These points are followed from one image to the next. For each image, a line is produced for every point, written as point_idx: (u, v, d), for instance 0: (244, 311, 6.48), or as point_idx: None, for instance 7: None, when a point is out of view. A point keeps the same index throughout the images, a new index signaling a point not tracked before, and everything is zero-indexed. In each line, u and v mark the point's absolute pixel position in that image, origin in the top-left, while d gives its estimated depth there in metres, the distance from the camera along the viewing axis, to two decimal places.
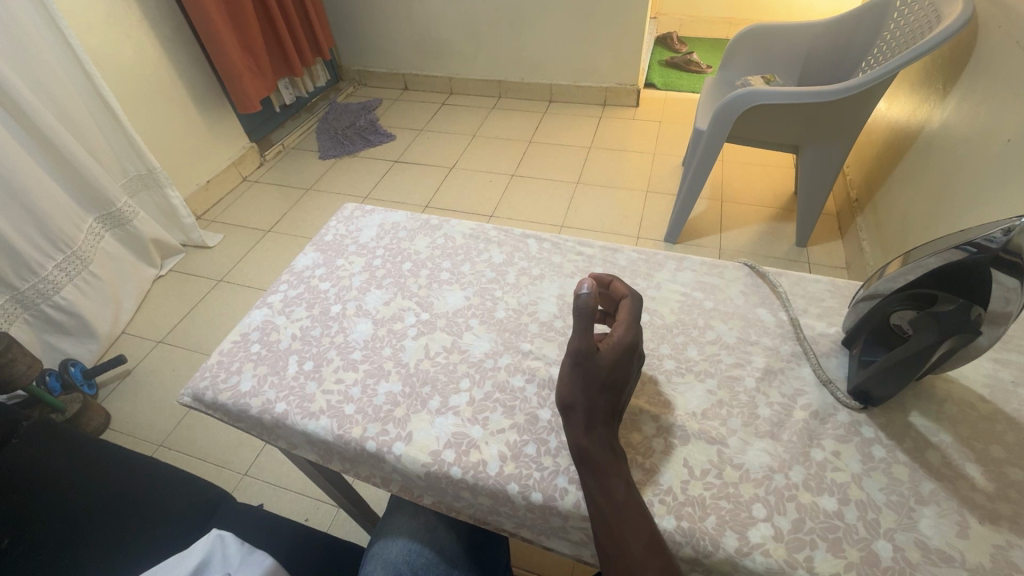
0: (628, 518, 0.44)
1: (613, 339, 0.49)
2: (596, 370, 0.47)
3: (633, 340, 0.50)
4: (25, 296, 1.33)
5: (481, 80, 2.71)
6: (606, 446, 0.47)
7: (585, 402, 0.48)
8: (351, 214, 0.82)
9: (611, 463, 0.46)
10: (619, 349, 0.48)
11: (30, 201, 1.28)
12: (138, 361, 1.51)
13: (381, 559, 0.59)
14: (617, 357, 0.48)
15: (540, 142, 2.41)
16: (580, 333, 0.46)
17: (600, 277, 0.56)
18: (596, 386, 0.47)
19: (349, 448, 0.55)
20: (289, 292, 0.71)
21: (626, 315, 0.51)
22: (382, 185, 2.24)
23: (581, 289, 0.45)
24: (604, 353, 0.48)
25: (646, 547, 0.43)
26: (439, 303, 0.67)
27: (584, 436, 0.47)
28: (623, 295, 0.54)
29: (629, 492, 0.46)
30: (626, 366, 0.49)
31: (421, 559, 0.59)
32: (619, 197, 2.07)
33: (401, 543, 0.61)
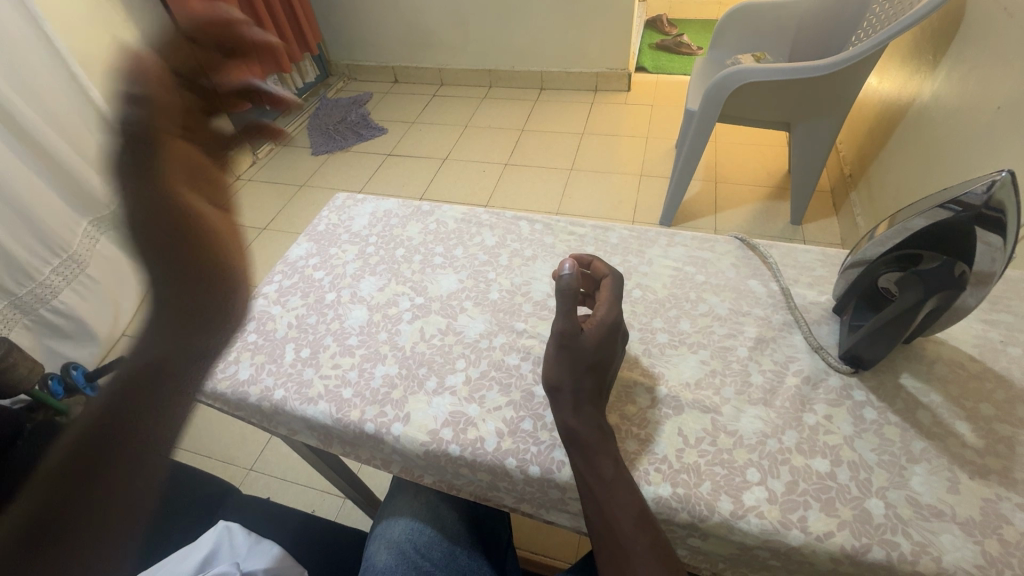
0: (619, 496, 0.45)
1: (596, 318, 0.50)
2: (580, 351, 0.48)
3: (615, 319, 0.51)
4: None
5: (470, 71, 2.70)
6: (593, 424, 0.48)
7: (569, 384, 0.48)
8: (343, 203, 0.82)
9: (600, 441, 0.47)
10: (602, 328, 0.49)
11: None
12: None
13: (384, 539, 0.60)
14: (601, 336, 0.49)
15: (532, 131, 2.41)
16: (564, 315, 0.48)
17: (580, 258, 0.57)
18: (582, 365, 0.48)
19: (348, 431, 0.56)
20: (284, 282, 0.71)
21: (607, 294, 0.52)
22: (376, 178, 2.24)
23: (562, 269, 0.48)
24: (589, 333, 0.49)
25: (636, 523, 0.44)
26: (434, 287, 0.68)
27: (572, 416, 0.48)
28: (605, 275, 0.55)
29: (618, 469, 0.46)
30: (609, 347, 0.50)
31: (426, 537, 0.60)
32: (613, 182, 2.07)
33: (403, 523, 0.61)
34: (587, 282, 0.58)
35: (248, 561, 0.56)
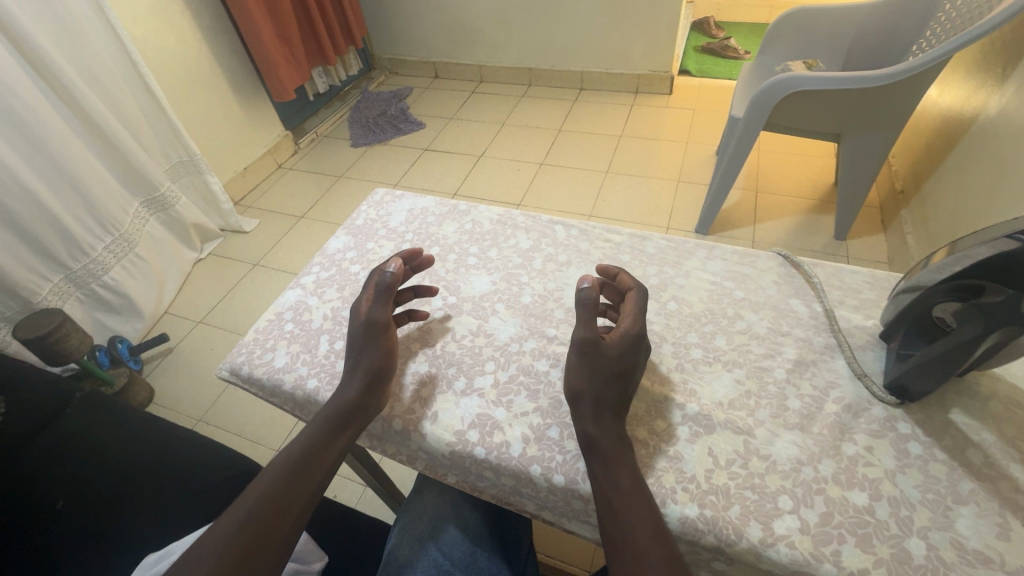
0: (634, 506, 0.44)
1: (620, 329, 0.50)
2: (599, 359, 0.49)
3: (639, 331, 0.51)
4: (77, 276, 1.51)
5: (511, 68, 2.70)
6: (613, 434, 0.47)
7: (593, 393, 0.49)
8: (382, 199, 0.84)
9: (619, 452, 0.47)
10: (624, 340, 0.50)
11: (81, 184, 1.45)
12: (179, 340, 1.69)
13: (408, 533, 0.61)
14: (625, 347, 0.49)
15: (569, 131, 2.40)
16: (584, 323, 0.49)
17: (607, 269, 0.58)
18: (604, 374, 0.49)
19: (377, 424, 0.56)
20: (321, 274, 0.73)
21: (631, 306, 0.52)
22: (412, 172, 2.29)
23: (583, 284, 0.52)
24: (610, 343, 0.49)
25: (652, 536, 0.42)
26: (467, 287, 0.68)
27: (592, 423, 0.48)
28: (629, 287, 0.54)
29: (633, 477, 0.46)
30: (632, 357, 0.50)
31: (449, 533, 0.61)
32: (648, 187, 2.04)
33: (428, 520, 0.62)
34: (611, 293, 0.58)
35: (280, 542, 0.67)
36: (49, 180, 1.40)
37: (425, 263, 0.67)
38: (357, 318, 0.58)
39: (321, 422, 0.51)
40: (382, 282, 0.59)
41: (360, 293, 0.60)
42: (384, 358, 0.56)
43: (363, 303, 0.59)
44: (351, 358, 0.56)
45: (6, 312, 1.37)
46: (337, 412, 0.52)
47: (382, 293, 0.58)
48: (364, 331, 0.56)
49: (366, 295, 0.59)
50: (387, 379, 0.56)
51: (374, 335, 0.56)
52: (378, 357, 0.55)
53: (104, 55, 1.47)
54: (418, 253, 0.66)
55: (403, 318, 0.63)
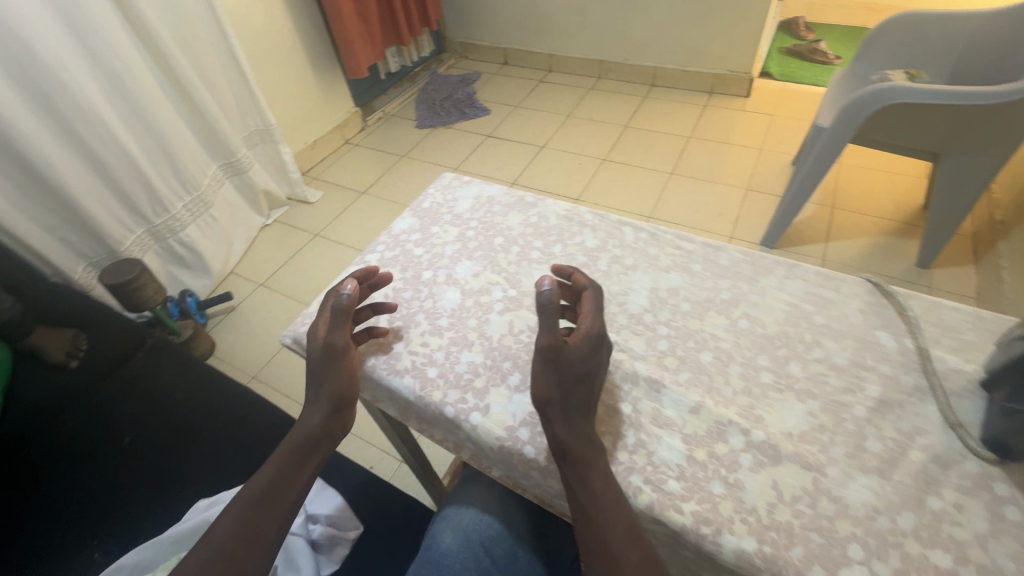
0: (606, 510, 0.44)
1: (582, 331, 0.51)
2: (564, 364, 0.48)
3: (599, 330, 0.52)
4: (157, 230, 1.61)
5: (582, 60, 2.65)
6: (583, 437, 0.47)
7: (566, 399, 0.48)
8: (450, 183, 0.84)
9: (589, 456, 0.47)
10: (586, 340, 0.50)
11: (166, 142, 1.56)
12: (241, 300, 1.78)
13: (452, 522, 0.61)
14: (587, 347, 0.50)
15: (635, 127, 2.33)
16: (547, 327, 0.49)
17: (562, 270, 0.59)
18: (570, 378, 0.48)
19: (428, 409, 0.57)
20: (386, 253, 0.74)
21: (588, 307, 0.53)
22: (473, 157, 2.30)
23: (542, 285, 0.50)
24: (573, 345, 0.49)
25: (625, 538, 0.43)
26: (528, 282, 0.67)
27: (562, 428, 0.47)
28: (585, 288, 0.56)
29: (605, 478, 0.46)
30: (593, 355, 0.50)
31: (493, 528, 0.61)
32: (714, 192, 1.96)
33: (471, 512, 0.62)
34: (568, 294, 0.58)
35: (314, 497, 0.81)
36: (140, 136, 1.52)
37: (383, 280, 0.66)
38: (315, 344, 0.57)
39: (285, 454, 0.52)
40: (337, 304, 0.57)
41: (318, 316, 0.59)
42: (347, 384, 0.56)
43: (322, 329, 0.58)
44: (312, 386, 0.56)
45: (93, 257, 1.48)
46: (301, 442, 0.53)
47: (340, 317, 0.57)
48: (323, 357, 0.56)
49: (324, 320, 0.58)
50: (351, 405, 0.56)
51: (334, 361, 0.56)
52: (340, 383, 0.55)
53: (198, 23, 1.56)
54: (374, 271, 0.65)
55: (363, 335, 0.61)
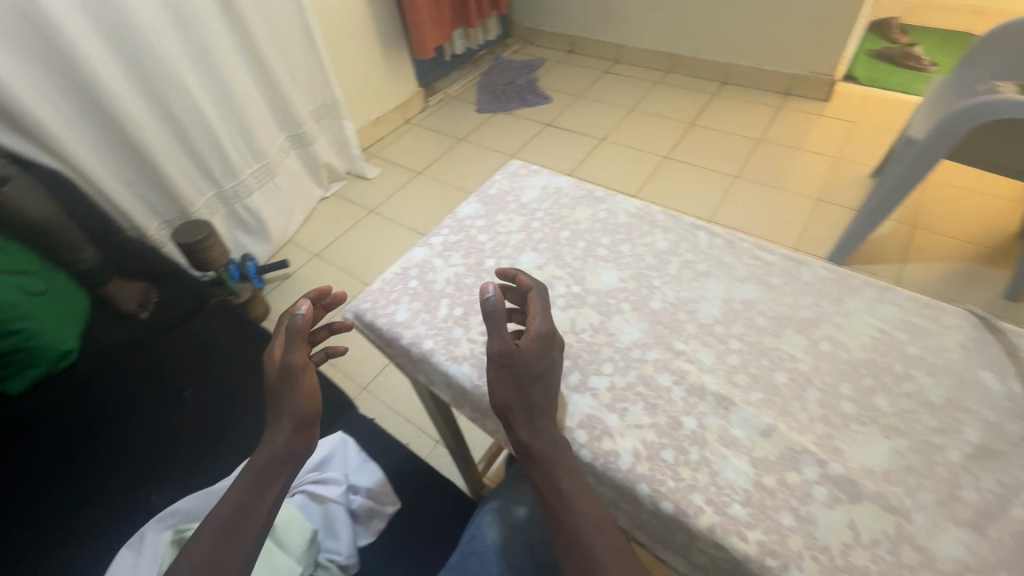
0: (572, 506, 0.47)
1: (532, 332, 0.52)
2: (521, 368, 0.49)
3: (550, 328, 0.53)
4: (226, 195, 1.68)
5: (651, 52, 2.56)
6: (546, 438, 0.49)
7: (529, 402, 0.49)
8: (517, 171, 0.82)
9: (552, 456, 0.48)
10: (537, 340, 0.51)
11: (240, 111, 1.62)
12: (297, 268, 1.84)
13: (499, 516, 0.61)
14: (539, 346, 0.51)
15: (701, 126, 2.24)
16: (496, 333, 0.49)
17: (506, 273, 0.60)
18: (526, 381, 0.49)
19: (484, 400, 0.56)
20: (449, 237, 0.73)
21: (536, 307, 0.54)
22: (531, 145, 2.27)
23: (488, 292, 0.51)
24: (525, 347, 0.50)
25: (592, 530, 0.46)
26: (593, 279, 0.65)
27: (525, 431, 0.48)
28: (530, 288, 0.57)
29: (572, 475, 0.48)
30: (546, 352, 0.52)
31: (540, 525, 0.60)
32: (781, 200, 1.86)
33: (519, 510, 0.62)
34: (514, 296, 0.59)
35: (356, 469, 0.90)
36: (218, 103, 1.58)
37: (337, 298, 0.65)
38: (274, 364, 0.59)
39: (247, 481, 0.55)
40: (292, 325, 0.58)
41: (273, 338, 0.60)
42: (308, 400, 0.58)
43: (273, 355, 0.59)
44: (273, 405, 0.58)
45: (167, 216, 1.57)
46: (265, 466, 0.56)
47: (296, 336, 0.58)
48: (278, 381, 0.57)
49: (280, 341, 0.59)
50: (312, 423, 0.58)
51: (289, 383, 0.57)
52: (303, 401, 0.57)
53: None
54: (327, 291, 0.64)
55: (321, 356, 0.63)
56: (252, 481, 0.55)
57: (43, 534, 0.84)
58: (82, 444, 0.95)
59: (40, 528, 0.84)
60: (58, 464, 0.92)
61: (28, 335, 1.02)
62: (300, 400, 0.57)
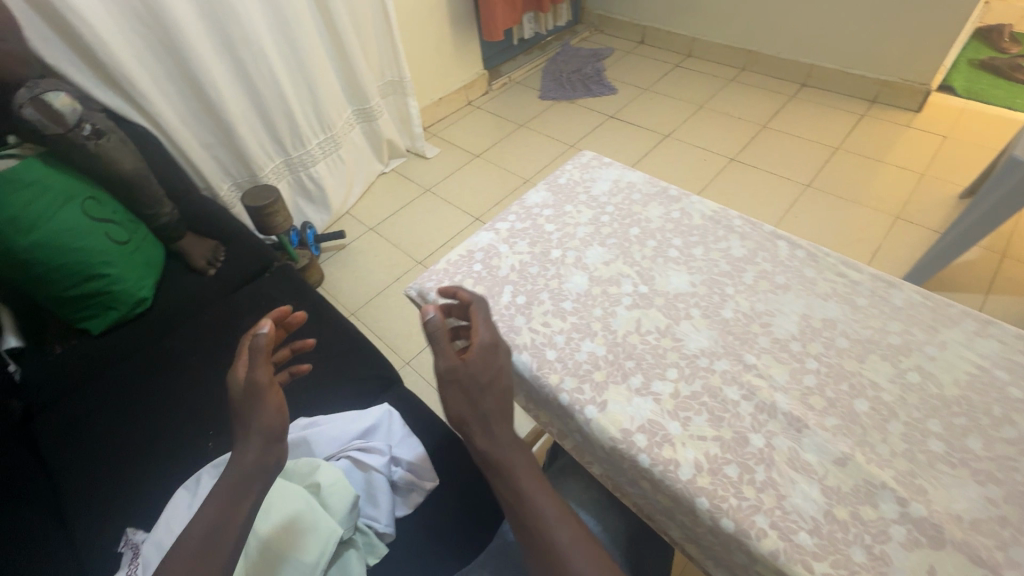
0: (538, 503, 0.49)
1: (478, 342, 0.53)
2: (468, 380, 0.51)
3: (495, 337, 0.55)
4: (292, 162, 1.74)
5: (727, 47, 2.44)
6: (504, 444, 0.51)
7: (484, 413, 0.51)
8: (589, 162, 0.81)
9: (512, 460, 0.50)
10: (482, 349, 0.53)
11: (313, 82, 1.67)
12: (352, 240, 1.89)
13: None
14: (485, 355, 0.53)
15: (774, 129, 2.13)
16: (441, 351, 0.51)
17: (446, 288, 0.60)
18: (476, 392, 0.51)
19: (541, 391, 0.55)
20: (516, 223, 0.72)
21: (478, 317, 0.56)
22: (592, 137, 2.23)
23: (427, 314, 0.53)
24: (472, 360, 0.52)
25: (557, 524, 0.48)
26: (662, 281, 0.63)
27: (484, 441, 0.50)
28: (470, 301, 0.58)
29: (531, 476, 0.50)
30: (490, 357, 0.52)
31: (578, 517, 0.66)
32: (854, 214, 1.75)
33: None
34: (458, 311, 0.61)
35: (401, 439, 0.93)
36: (292, 73, 1.63)
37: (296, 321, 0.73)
38: (240, 383, 0.63)
39: (217, 495, 0.55)
40: (256, 345, 0.64)
41: (236, 360, 0.65)
42: (276, 415, 0.62)
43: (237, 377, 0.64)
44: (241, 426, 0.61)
45: (238, 179, 1.64)
46: (233, 485, 0.56)
47: (259, 356, 0.63)
48: (246, 398, 0.62)
49: (244, 360, 0.64)
50: (283, 437, 0.61)
51: (256, 398, 0.61)
52: (271, 415, 0.61)
53: None
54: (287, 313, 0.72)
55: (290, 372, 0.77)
56: (224, 495, 0.55)
57: (123, 473, 0.93)
58: (150, 397, 1.04)
59: (128, 469, 0.93)
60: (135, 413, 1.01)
61: (112, 280, 1.12)
62: (269, 413, 0.61)
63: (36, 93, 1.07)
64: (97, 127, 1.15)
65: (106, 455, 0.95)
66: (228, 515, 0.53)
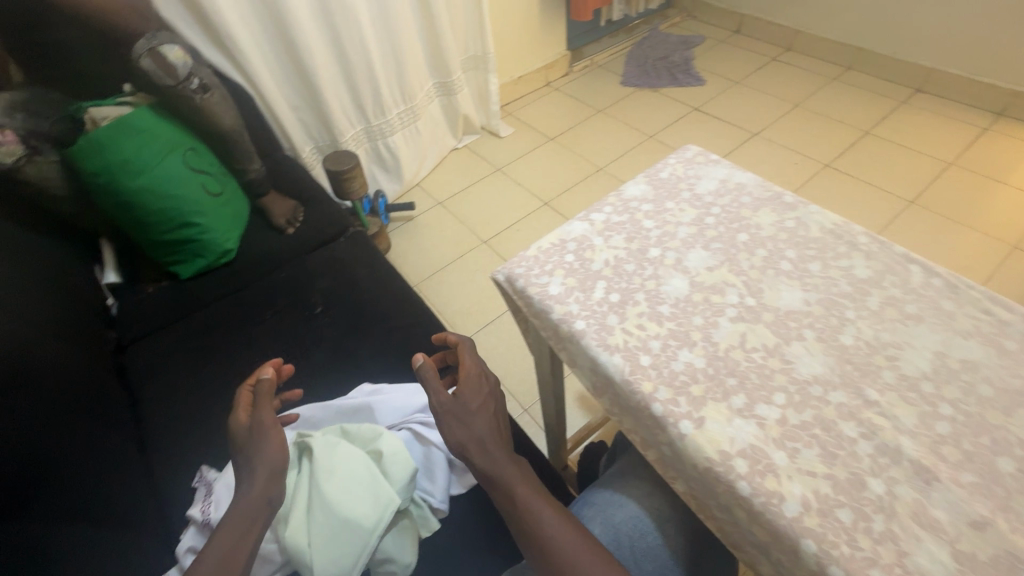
0: (536, 508, 0.58)
1: (468, 374, 0.73)
2: (460, 409, 0.68)
3: (479, 372, 0.74)
4: (372, 131, 1.76)
5: (834, 43, 2.25)
6: (499, 460, 0.63)
7: (476, 435, 0.65)
8: (693, 157, 0.75)
9: (507, 473, 0.62)
10: (473, 378, 0.73)
11: (400, 52, 1.67)
12: (420, 212, 1.91)
13: (602, 514, 0.65)
14: (473, 385, 0.72)
15: (877, 136, 1.95)
16: (435, 389, 0.70)
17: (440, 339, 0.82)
18: (468, 417, 0.67)
19: (631, 398, 0.52)
20: (612, 216, 0.69)
21: (466, 355, 0.76)
22: (672, 129, 2.13)
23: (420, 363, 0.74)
24: (465, 389, 0.71)
25: (553, 521, 0.57)
26: (772, 296, 0.58)
27: (481, 457, 0.64)
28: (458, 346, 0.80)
29: (524, 483, 0.61)
30: (476, 383, 0.72)
31: (642, 526, 0.63)
32: (961, 238, 1.58)
33: (627, 512, 0.65)
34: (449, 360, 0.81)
35: None
36: (381, 41, 1.64)
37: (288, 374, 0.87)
38: (242, 425, 0.74)
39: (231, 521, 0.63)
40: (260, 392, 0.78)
41: (238, 408, 0.76)
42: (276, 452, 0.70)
43: (239, 419, 0.74)
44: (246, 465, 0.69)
45: (320, 142, 1.68)
46: (244, 511, 0.64)
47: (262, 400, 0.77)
48: (251, 437, 0.72)
49: (244, 407, 0.76)
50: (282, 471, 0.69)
51: (260, 434, 0.71)
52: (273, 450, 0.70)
53: None
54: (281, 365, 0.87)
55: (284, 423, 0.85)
56: (232, 528, 0.63)
57: (203, 414, 0.98)
58: (225, 345, 1.09)
59: (208, 413, 0.98)
60: (214, 360, 1.06)
61: (203, 230, 1.19)
62: (269, 445, 0.70)
63: (154, 45, 1.13)
64: (204, 81, 1.20)
65: (182, 395, 1.01)
66: (237, 542, 0.61)
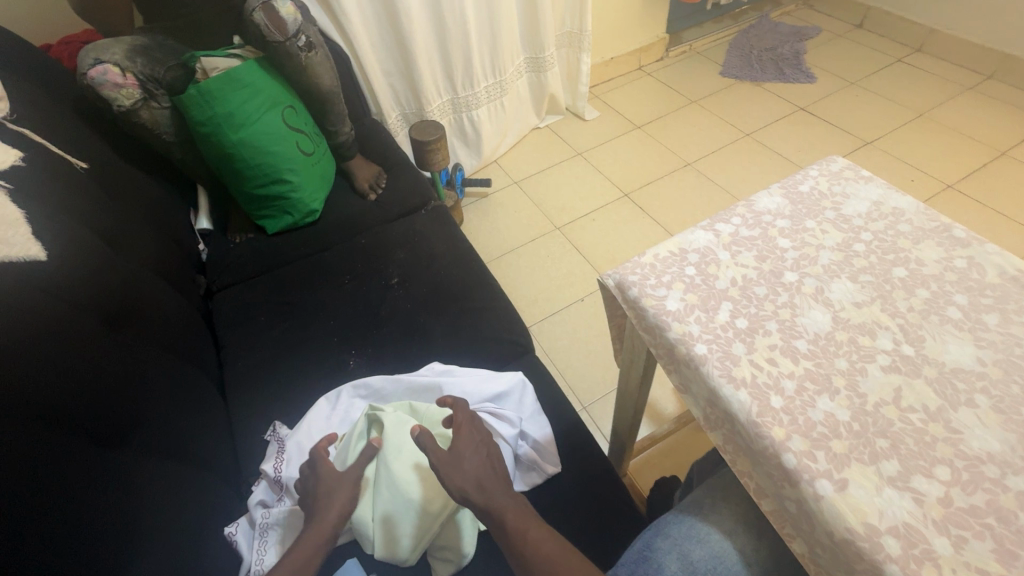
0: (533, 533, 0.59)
1: (462, 428, 0.70)
2: (456, 461, 0.66)
3: (474, 425, 0.71)
4: (457, 103, 1.72)
5: (978, 47, 1.98)
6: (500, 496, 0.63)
7: (473, 477, 0.65)
8: (840, 171, 0.67)
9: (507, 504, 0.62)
10: (466, 430, 0.70)
11: (497, 23, 1.61)
12: (495, 190, 1.87)
13: (677, 548, 0.56)
14: (467, 436, 0.69)
15: (1015, 158, 1.71)
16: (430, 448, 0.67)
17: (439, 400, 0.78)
18: (467, 466, 0.65)
19: (757, 442, 0.46)
20: (741, 229, 0.62)
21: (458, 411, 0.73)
22: (773, 128, 1.96)
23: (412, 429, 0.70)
24: (459, 441, 0.68)
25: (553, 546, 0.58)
26: (935, 348, 0.49)
27: (481, 492, 0.63)
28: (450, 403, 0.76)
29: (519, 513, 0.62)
30: (468, 430, 0.70)
31: (722, 569, 0.54)
32: None
33: (710, 552, 0.56)
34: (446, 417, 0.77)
35: (528, 419, 0.85)
36: (480, 11, 1.59)
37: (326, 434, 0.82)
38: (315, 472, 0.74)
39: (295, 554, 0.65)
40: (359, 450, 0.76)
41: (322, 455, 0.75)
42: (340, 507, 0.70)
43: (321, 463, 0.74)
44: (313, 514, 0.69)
45: (405, 110, 1.66)
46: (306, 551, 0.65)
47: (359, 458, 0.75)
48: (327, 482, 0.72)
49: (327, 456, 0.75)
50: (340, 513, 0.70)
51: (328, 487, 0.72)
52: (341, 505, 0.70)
53: None
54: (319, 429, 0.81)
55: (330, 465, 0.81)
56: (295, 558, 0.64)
57: (280, 366, 1.01)
58: (299, 304, 1.11)
59: (283, 369, 1.00)
60: (291, 317, 1.09)
61: (293, 188, 1.20)
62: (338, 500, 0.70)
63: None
64: (310, 40, 1.20)
65: (260, 347, 1.04)
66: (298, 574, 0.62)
